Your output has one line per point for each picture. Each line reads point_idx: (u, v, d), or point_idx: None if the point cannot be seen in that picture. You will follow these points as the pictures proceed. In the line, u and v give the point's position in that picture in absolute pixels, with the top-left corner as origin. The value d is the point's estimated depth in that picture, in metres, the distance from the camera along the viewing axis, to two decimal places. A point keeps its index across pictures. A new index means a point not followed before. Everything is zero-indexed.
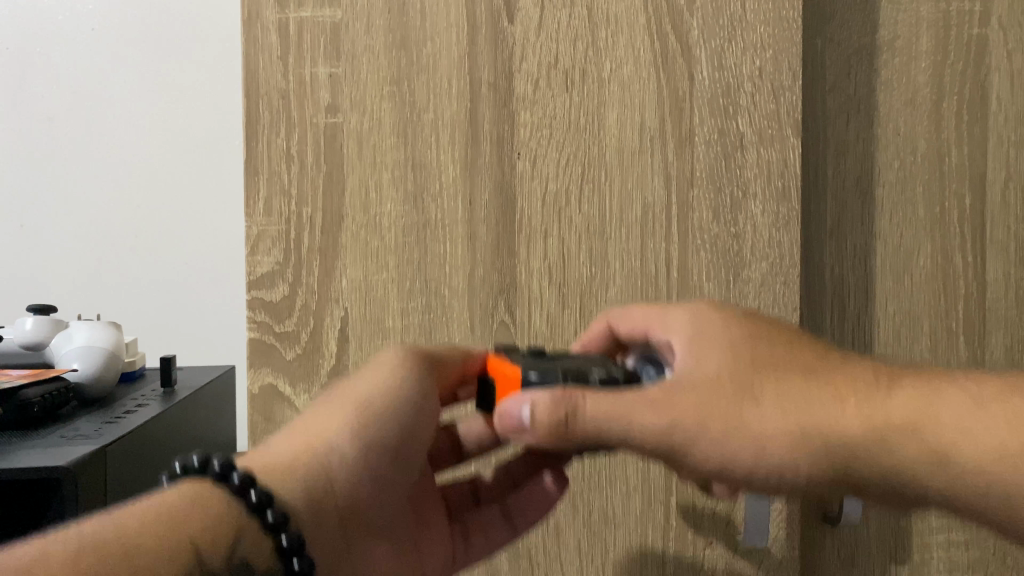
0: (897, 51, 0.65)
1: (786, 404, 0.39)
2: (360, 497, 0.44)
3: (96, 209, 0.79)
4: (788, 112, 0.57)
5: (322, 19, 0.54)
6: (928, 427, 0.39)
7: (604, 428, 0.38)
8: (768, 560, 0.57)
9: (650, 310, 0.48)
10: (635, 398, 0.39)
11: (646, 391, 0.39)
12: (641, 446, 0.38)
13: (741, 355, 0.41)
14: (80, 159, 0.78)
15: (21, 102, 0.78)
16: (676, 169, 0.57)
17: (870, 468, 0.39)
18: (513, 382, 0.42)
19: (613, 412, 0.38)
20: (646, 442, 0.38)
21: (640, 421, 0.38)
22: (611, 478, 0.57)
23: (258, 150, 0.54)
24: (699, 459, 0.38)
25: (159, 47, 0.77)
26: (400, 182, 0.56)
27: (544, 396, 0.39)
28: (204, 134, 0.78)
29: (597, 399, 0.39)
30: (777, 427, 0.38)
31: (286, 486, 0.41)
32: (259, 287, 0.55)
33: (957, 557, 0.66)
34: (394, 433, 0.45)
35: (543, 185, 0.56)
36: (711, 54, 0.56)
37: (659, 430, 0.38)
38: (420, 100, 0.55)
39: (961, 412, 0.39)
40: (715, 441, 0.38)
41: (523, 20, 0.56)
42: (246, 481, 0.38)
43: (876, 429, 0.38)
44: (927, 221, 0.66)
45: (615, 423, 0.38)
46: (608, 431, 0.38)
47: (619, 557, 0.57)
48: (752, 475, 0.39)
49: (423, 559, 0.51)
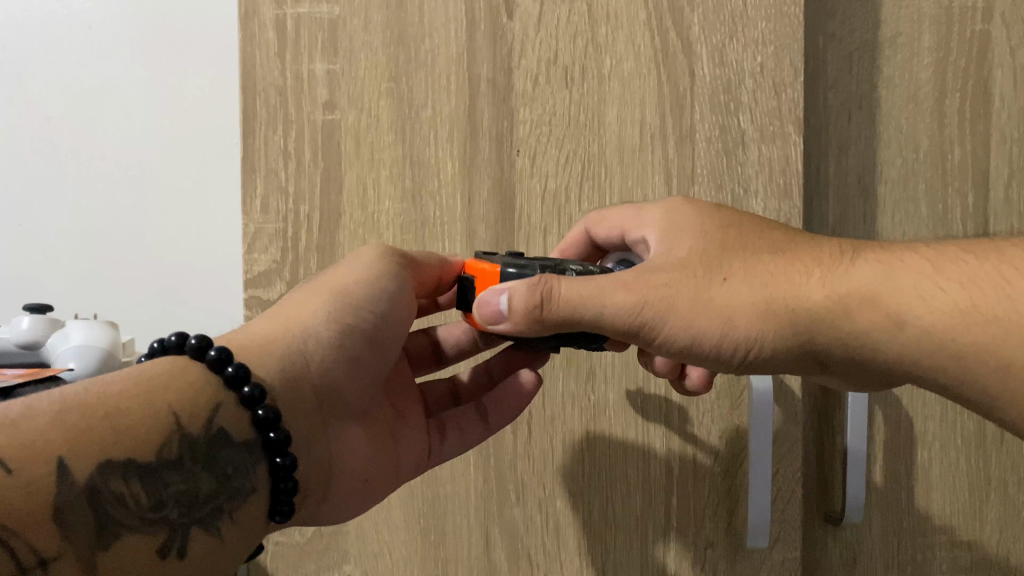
0: (899, 48, 0.65)
1: (755, 284, 0.39)
2: (338, 380, 0.44)
3: (99, 208, 0.78)
4: (790, 109, 0.56)
5: (319, 15, 0.54)
6: (890, 295, 0.37)
7: (571, 302, 0.39)
8: (768, 560, 0.56)
9: (626, 211, 0.50)
10: (604, 282, 0.39)
11: (616, 276, 0.40)
12: (613, 324, 0.39)
13: (716, 242, 0.42)
14: (81, 158, 0.78)
15: (20, 101, 0.77)
16: (676, 166, 0.56)
17: (837, 339, 0.38)
18: (490, 280, 0.44)
19: (582, 292, 0.39)
20: (616, 323, 0.39)
21: (609, 302, 0.39)
22: (611, 477, 0.56)
23: (254, 147, 0.54)
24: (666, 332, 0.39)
25: (158, 43, 0.77)
26: (398, 179, 0.55)
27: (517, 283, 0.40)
28: (202, 130, 0.78)
29: (566, 284, 0.39)
30: (744, 300, 0.38)
31: (261, 363, 0.41)
32: (256, 286, 0.54)
33: (960, 556, 0.65)
34: (370, 319, 0.45)
35: (542, 182, 0.56)
36: (711, 50, 0.56)
37: (628, 308, 0.39)
38: (419, 97, 0.55)
39: (898, 281, 0.37)
40: (681, 318, 0.39)
41: (523, 16, 0.55)
42: (221, 356, 0.39)
43: (839, 297, 0.37)
44: (929, 219, 0.65)
45: (586, 303, 0.39)
46: (579, 311, 0.39)
47: (619, 557, 0.56)
48: (722, 350, 0.39)
49: (399, 445, 0.51)
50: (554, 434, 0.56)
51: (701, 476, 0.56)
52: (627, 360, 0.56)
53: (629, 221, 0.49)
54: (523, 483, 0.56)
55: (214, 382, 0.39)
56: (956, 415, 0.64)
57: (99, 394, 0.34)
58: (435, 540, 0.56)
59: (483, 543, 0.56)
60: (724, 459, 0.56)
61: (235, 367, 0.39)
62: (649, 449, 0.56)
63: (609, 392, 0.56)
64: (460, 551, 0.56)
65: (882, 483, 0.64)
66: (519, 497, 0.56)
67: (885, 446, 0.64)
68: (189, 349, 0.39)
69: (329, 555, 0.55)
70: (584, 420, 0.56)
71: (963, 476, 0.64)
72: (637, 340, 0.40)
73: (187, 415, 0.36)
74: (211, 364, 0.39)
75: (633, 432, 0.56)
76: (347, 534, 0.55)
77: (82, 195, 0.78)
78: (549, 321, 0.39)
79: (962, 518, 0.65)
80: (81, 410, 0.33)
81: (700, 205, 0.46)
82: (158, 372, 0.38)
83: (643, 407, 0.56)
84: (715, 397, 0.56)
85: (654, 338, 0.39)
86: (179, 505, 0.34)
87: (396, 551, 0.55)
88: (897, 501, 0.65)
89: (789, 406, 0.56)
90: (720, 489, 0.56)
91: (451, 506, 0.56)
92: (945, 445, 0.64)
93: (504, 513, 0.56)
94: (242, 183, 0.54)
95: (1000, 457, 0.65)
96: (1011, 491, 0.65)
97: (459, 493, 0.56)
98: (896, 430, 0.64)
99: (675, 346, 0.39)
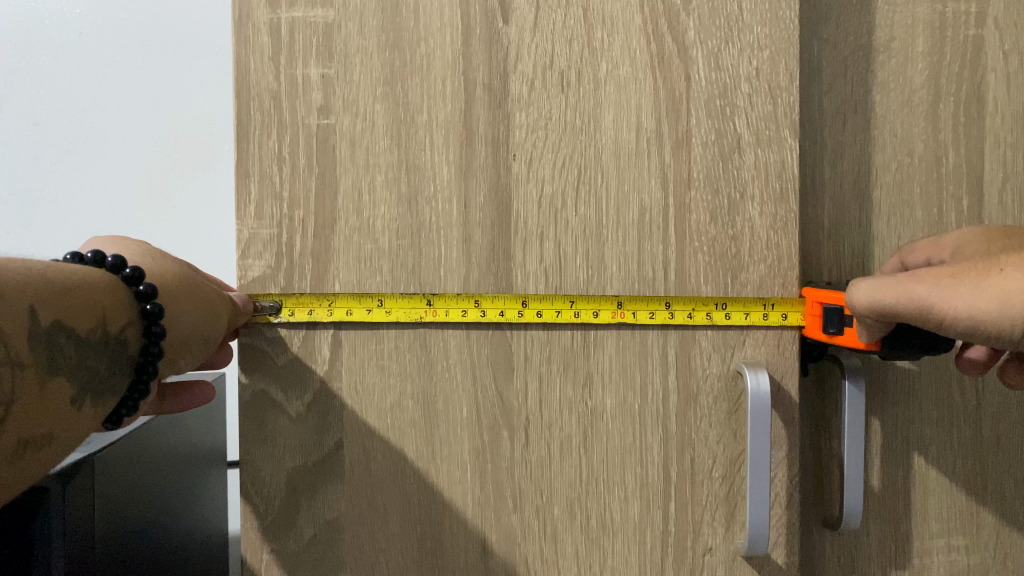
0: (894, 53, 0.64)
1: (1005, 284, 0.46)
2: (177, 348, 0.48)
3: (85, 214, 0.77)
4: (785, 113, 0.56)
5: (314, 20, 0.54)
6: None
7: (875, 299, 0.49)
8: (768, 565, 0.56)
9: (928, 244, 0.58)
10: (908, 279, 0.49)
11: (917, 273, 0.49)
12: (913, 316, 0.48)
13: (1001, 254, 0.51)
14: (71, 162, 0.77)
15: (5, 105, 0.75)
16: (673, 171, 0.56)
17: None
18: None
19: (884, 293, 0.49)
20: (910, 315, 0.48)
21: (907, 298, 0.48)
22: (609, 484, 0.56)
23: (250, 153, 0.54)
24: (950, 313, 0.47)
25: (148, 39, 0.76)
26: (394, 185, 0.55)
27: (849, 283, 0.52)
28: (194, 130, 0.78)
29: (873, 282, 0.50)
30: (989, 295, 0.46)
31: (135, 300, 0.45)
32: (250, 291, 0.54)
33: (958, 562, 0.64)
34: (207, 315, 0.50)
35: (539, 186, 0.56)
36: (708, 55, 0.56)
37: (919, 302, 0.48)
38: (415, 101, 0.55)
39: None
40: (963, 299, 0.47)
41: (519, 20, 0.55)
42: (134, 276, 0.45)
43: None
44: (924, 223, 0.64)
45: (886, 299, 0.49)
46: (881, 305, 0.49)
47: (617, 564, 0.56)
48: (1000, 327, 0.46)
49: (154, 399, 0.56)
50: (552, 440, 0.56)
51: (700, 482, 0.56)
52: (625, 365, 0.56)
53: (947, 258, 0.57)
54: (520, 489, 0.55)
55: (129, 301, 0.45)
56: (951, 419, 0.64)
57: (44, 277, 0.39)
58: (432, 547, 0.55)
59: (481, 550, 0.55)
60: (723, 465, 0.56)
61: (145, 288, 0.45)
62: (647, 455, 0.56)
63: (608, 398, 0.56)
64: (457, 559, 0.55)
65: (879, 489, 0.64)
66: (516, 504, 0.55)
67: (881, 449, 0.64)
68: (124, 276, 0.45)
69: (324, 563, 0.54)
70: (581, 426, 0.56)
71: (960, 480, 0.64)
72: (935, 326, 0.48)
73: (113, 320, 0.43)
74: (126, 282, 0.45)
75: (632, 437, 0.56)
76: (344, 543, 0.55)
77: (73, 201, 0.77)
78: (862, 313, 0.51)
79: (961, 523, 0.64)
80: (43, 280, 0.39)
81: (994, 239, 0.56)
82: (99, 284, 0.44)
83: (641, 413, 0.56)
84: (713, 402, 0.56)
85: (942, 324, 0.48)
86: (87, 376, 0.41)
87: (392, 558, 0.55)
88: (895, 506, 0.64)
89: (787, 412, 0.56)
90: (719, 495, 0.56)
91: (448, 514, 0.55)
92: (942, 449, 0.64)
93: (502, 519, 0.55)
94: (236, 188, 0.54)
95: (996, 460, 0.65)
96: (1006, 494, 0.65)
97: (456, 500, 0.55)
98: (893, 434, 0.64)
99: (959, 326, 0.47)
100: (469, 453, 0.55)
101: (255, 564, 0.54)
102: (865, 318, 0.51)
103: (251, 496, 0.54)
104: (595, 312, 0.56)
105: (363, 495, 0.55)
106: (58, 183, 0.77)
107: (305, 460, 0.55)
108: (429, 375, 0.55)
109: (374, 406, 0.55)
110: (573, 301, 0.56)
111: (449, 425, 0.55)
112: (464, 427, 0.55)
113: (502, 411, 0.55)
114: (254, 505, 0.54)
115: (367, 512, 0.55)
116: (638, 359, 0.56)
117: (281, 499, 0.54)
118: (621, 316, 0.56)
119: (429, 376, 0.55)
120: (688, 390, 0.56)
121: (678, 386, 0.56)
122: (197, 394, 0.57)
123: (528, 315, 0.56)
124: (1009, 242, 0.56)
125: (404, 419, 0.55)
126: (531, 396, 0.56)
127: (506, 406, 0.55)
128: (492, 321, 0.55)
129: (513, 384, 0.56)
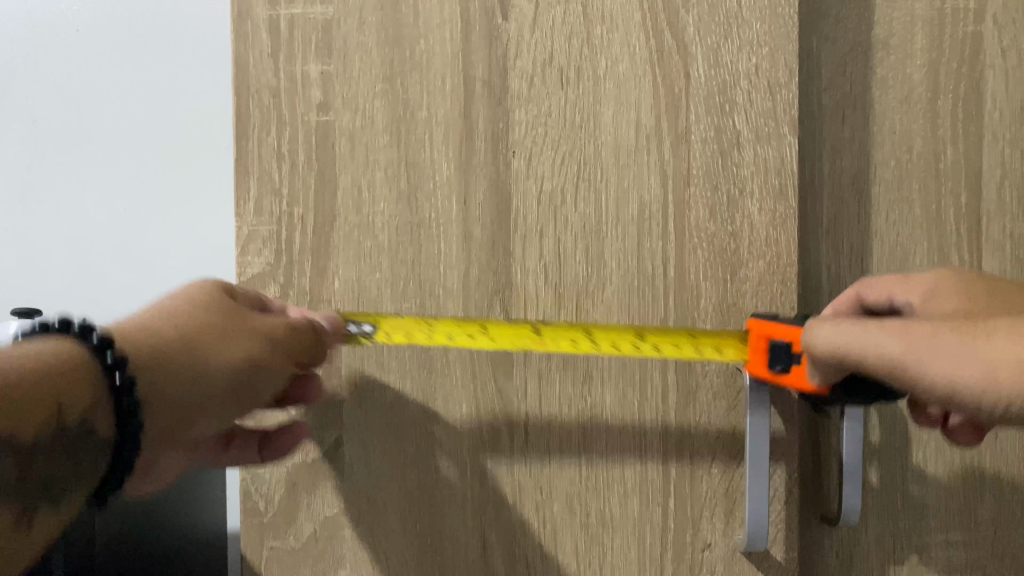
0: (892, 49, 0.64)
1: (1003, 349, 0.40)
2: (196, 412, 0.42)
3: (83, 214, 0.78)
4: (785, 110, 0.56)
5: (314, 17, 0.54)
6: None
7: (835, 345, 0.44)
8: (767, 561, 0.56)
9: (894, 281, 0.55)
10: (869, 325, 0.43)
11: (886, 320, 0.43)
12: (882, 374, 0.43)
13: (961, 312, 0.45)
14: (70, 161, 0.78)
15: (8, 106, 0.77)
16: (673, 167, 0.56)
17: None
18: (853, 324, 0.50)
19: (844, 338, 0.44)
20: (876, 371, 0.43)
21: (877, 347, 0.42)
22: (608, 480, 0.56)
23: (249, 150, 0.54)
24: (925, 377, 0.41)
25: (144, 34, 0.76)
26: (394, 181, 0.55)
27: (811, 323, 0.47)
28: (191, 127, 0.77)
29: (836, 325, 0.45)
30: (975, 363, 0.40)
31: (135, 352, 0.39)
32: (249, 288, 0.55)
33: (956, 557, 0.64)
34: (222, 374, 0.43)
35: (538, 183, 0.56)
36: (707, 51, 0.56)
37: (894, 352, 0.42)
38: (414, 98, 0.55)
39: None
40: (937, 366, 0.40)
41: (518, 16, 0.55)
42: (102, 345, 0.37)
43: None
44: (922, 220, 0.64)
45: (847, 345, 0.44)
46: (840, 353, 0.44)
47: (617, 560, 0.56)
48: (981, 399, 0.40)
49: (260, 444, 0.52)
50: (551, 436, 0.56)
51: (699, 478, 0.56)
52: (624, 362, 0.56)
53: (917, 300, 0.54)
54: (520, 486, 0.56)
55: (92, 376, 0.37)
56: None
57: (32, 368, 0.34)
58: (432, 543, 0.55)
59: (481, 546, 0.55)
60: (721, 460, 0.56)
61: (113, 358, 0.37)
62: (646, 451, 0.56)
63: (606, 394, 0.56)
64: (457, 555, 0.55)
65: (876, 484, 0.64)
66: (516, 500, 0.55)
67: (879, 445, 0.64)
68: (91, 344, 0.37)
69: (324, 559, 0.55)
70: (580, 422, 0.56)
71: (958, 476, 0.64)
72: (903, 388, 0.42)
73: (74, 403, 0.36)
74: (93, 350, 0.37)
75: (631, 433, 0.56)
76: (344, 539, 0.55)
77: (71, 201, 0.78)
78: (827, 360, 0.45)
79: (959, 518, 0.64)
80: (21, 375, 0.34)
81: (975, 295, 0.52)
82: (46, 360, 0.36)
83: (640, 409, 0.56)
84: (712, 397, 0.56)
85: (913, 390, 0.42)
86: None
87: (392, 555, 0.55)
88: (892, 501, 0.64)
89: (786, 409, 0.56)
90: (718, 490, 0.56)
91: (448, 510, 0.55)
92: (941, 445, 0.64)
93: (502, 516, 0.55)
94: (236, 185, 0.54)
95: (994, 457, 0.64)
96: (1006, 492, 0.64)
97: (456, 497, 0.55)
98: (891, 431, 0.64)
99: (934, 393, 0.41)
100: (469, 450, 0.55)
101: (255, 560, 0.55)
102: (827, 366, 0.46)
103: (252, 494, 0.55)
104: (596, 342, 0.51)
105: (362, 492, 0.55)
106: (57, 183, 0.78)
107: (305, 457, 0.55)
108: (428, 371, 0.55)
109: (373, 403, 0.55)
110: (595, 333, 0.52)
111: (448, 422, 0.55)
112: (463, 423, 0.55)
113: (501, 408, 0.55)
114: (255, 502, 0.55)
115: (366, 509, 0.55)
116: (637, 355, 0.56)
117: (282, 496, 0.55)
118: (623, 342, 0.51)
119: (428, 372, 0.55)
120: (687, 386, 0.56)
121: (677, 382, 0.56)
122: (294, 432, 0.53)
123: (488, 336, 0.52)
124: (987, 301, 0.52)
125: (404, 416, 0.55)
126: (529, 393, 0.56)
127: (505, 402, 0.55)
128: (446, 341, 0.52)
129: (513, 380, 0.55)
